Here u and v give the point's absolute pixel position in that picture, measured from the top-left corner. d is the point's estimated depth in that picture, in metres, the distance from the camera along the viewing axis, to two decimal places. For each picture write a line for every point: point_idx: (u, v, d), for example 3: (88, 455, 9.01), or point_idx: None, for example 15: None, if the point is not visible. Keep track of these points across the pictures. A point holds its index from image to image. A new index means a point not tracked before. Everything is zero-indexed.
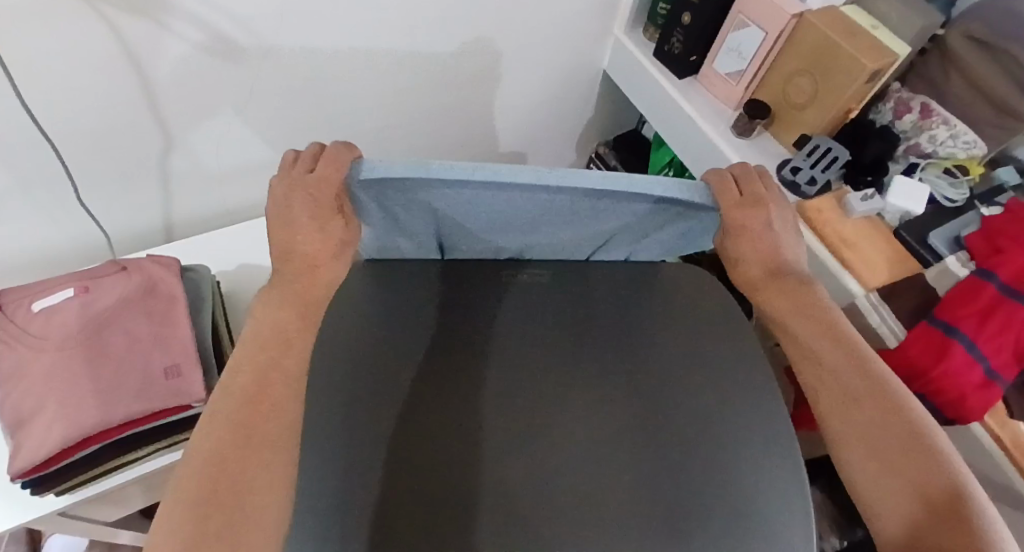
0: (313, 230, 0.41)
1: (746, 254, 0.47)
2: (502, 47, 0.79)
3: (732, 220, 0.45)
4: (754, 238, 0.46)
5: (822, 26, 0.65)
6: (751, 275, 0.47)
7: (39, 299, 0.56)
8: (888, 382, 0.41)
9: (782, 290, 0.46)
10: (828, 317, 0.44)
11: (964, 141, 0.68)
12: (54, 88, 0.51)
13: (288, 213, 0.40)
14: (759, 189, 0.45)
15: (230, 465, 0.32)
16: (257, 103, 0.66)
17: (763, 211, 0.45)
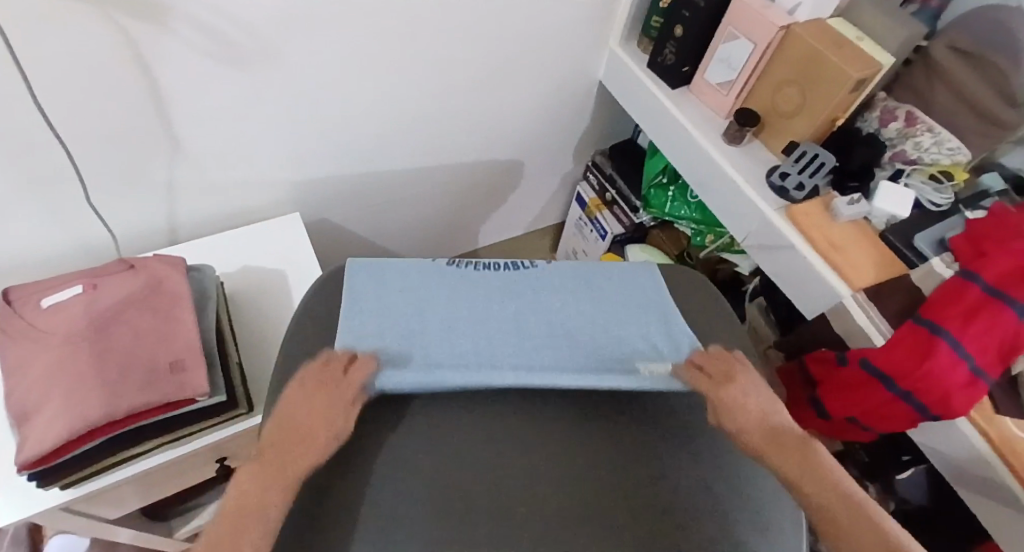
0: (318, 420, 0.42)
1: (744, 425, 0.44)
2: (501, 57, 0.81)
3: (714, 399, 0.45)
4: (741, 410, 0.45)
5: (808, 38, 0.67)
6: (753, 444, 0.44)
7: (47, 296, 0.57)
8: (899, 535, 0.36)
9: (781, 454, 0.43)
10: (831, 476, 0.41)
11: (948, 148, 0.69)
12: (66, 90, 0.53)
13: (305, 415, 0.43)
14: (726, 368, 0.47)
15: (238, 513, 0.36)
16: (262, 107, 0.68)
17: (735, 385, 0.46)
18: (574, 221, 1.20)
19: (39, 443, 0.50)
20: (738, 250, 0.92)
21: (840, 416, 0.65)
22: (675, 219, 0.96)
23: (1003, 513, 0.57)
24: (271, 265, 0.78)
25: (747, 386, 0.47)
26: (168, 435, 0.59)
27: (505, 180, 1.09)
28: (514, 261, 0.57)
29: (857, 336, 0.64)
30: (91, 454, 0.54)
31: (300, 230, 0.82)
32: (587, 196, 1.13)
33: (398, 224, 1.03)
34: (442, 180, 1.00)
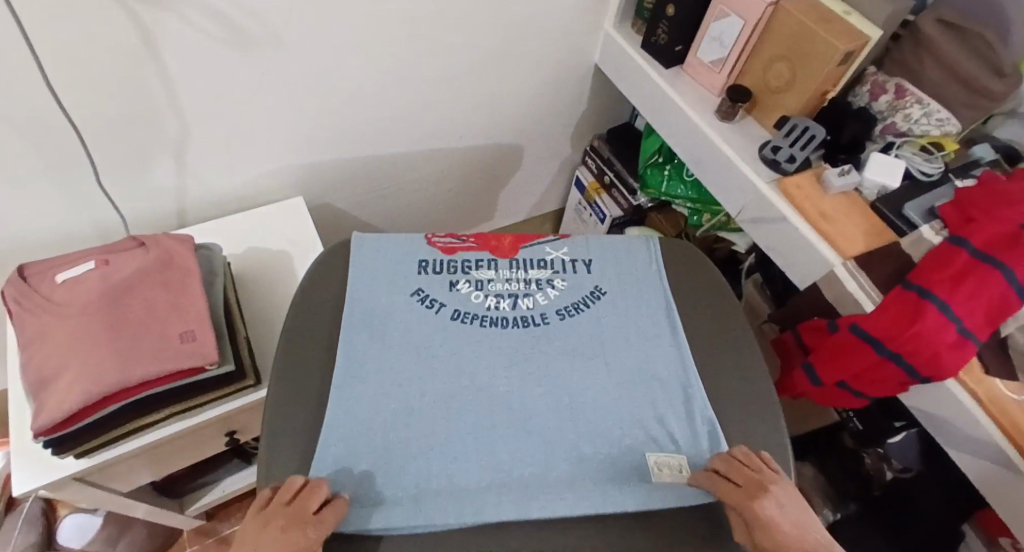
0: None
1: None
2: (498, 42, 0.83)
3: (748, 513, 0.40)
4: (780, 532, 0.39)
5: (797, 12, 0.68)
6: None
7: (61, 272, 0.60)
8: None
9: None
10: None
11: (937, 119, 0.71)
12: (79, 75, 0.55)
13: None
14: (755, 475, 0.42)
15: None
16: (267, 93, 0.70)
17: (767, 494, 0.41)
18: (573, 205, 1.22)
19: (57, 410, 0.52)
20: (735, 228, 0.94)
21: (830, 381, 0.66)
22: (671, 199, 0.98)
23: (994, 472, 0.58)
24: (276, 246, 0.81)
25: (787, 495, 0.42)
26: (179, 405, 0.61)
27: (504, 165, 1.11)
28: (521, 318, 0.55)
29: (848, 303, 0.65)
30: (106, 422, 0.57)
31: (303, 213, 0.85)
32: (586, 180, 1.14)
33: (399, 208, 1.06)
34: (442, 164, 1.02)
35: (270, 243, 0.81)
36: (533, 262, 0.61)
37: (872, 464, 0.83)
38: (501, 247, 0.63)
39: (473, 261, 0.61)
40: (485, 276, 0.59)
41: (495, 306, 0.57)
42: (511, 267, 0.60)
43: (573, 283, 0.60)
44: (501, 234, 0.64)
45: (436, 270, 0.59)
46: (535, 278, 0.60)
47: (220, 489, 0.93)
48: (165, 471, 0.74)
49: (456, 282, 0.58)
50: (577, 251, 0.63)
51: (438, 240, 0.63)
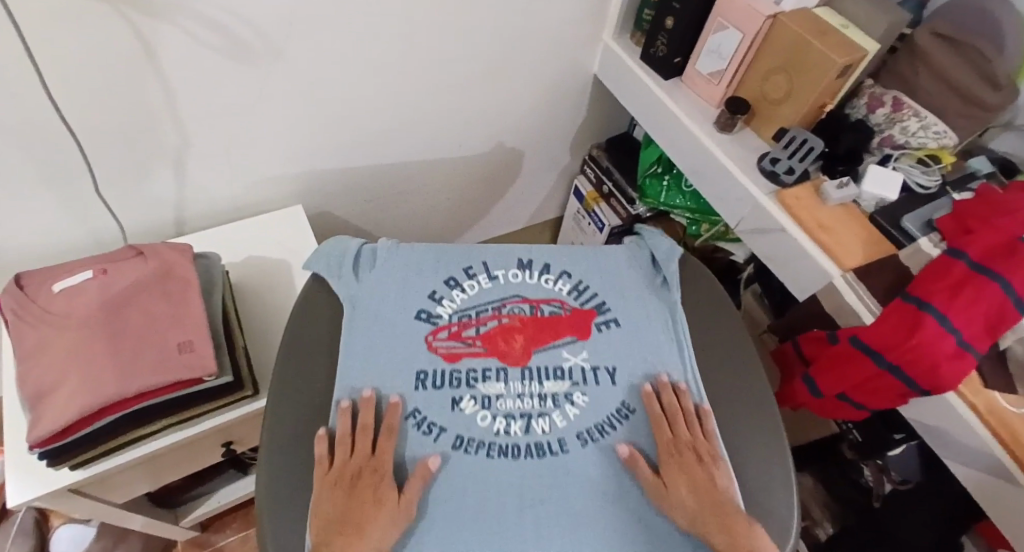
0: (362, 462, 0.47)
1: (671, 463, 0.49)
2: (499, 53, 0.83)
3: (662, 436, 0.51)
4: (677, 440, 0.50)
5: (795, 26, 0.69)
6: (665, 461, 0.49)
7: (60, 281, 0.59)
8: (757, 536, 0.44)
9: (684, 471, 0.48)
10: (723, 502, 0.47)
11: (934, 131, 0.72)
12: (78, 86, 0.55)
13: (360, 475, 0.46)
14: (674, 401, 0.52)
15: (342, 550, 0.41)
16: (268, 102, 0.70)
17: (681, 416, 0.52)
18: (572, 215, 1.22)
19: (53, 421, 0.52)
20: (733, 238, 0.94)
21: (830, 393, 0.66)
22: (670, 209, 0.98)
23: (993, 485, 0.58)
24: (274, 255, 0.81)
25: (687, 421, 0.52)
26: (177, 416, 0.61)
27: (503, 174, 1.11)
28: (539, 445, 0.50)
29: (848, 315, 0.65)
30: (102, 433, 0.56)
31: (301, 221, 0.84)
32: (585, 189, 1.14)
33: (398, 218, 1.06)
34: (442, 173, 1.02)
35: (268, 252, 0.80)
36: (549, 370, 0.55)
37: (873, 478, 0.81)
38: (512, 351, 0.55)
39: (480, 371, 0.54)
40: (494, 392, 0.53)
41: (505, 431, 0.51)
42: (522, 378, 0.54)
43: (595, 398, 0.53)
44: (511, 335, 0.57)
45: (437, 384, 0.53)
46: (551, 392, 0.53)
47: (216, 500, 0.91)
48: (160, 482, 0.73)
49: (460, 398, 0.52)
50: (598, 354, 0.56)
51: (438, 345, 0.55)
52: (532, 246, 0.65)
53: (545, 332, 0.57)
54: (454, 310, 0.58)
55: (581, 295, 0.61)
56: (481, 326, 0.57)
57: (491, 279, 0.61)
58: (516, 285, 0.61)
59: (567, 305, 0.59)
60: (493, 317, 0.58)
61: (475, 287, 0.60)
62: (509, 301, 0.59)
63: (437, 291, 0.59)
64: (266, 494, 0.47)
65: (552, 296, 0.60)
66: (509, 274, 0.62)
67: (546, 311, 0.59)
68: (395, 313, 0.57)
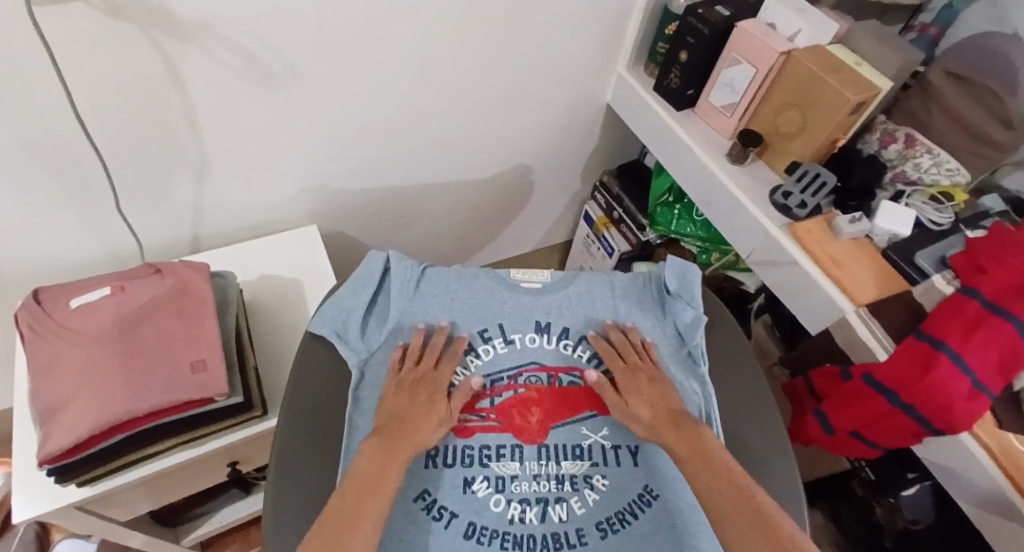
0: (429, 369, 0.54)
1: (627, 387, 0.55)
2: (514, 80, 0.85)
3: (614, 361, 0.56)
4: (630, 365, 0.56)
5: (808, 62, 0.70)
6: (620, 385, 0.55)
7: (77, 297, 0.60)
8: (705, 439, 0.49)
9: (637, 390, 0.54)
10: (675, 414, 0.52)
11: (948, 168, 0.72)
12: (104, 106, 0.57)
13: (415, 386, 0.53)
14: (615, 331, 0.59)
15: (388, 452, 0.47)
16: (288, 125, 0.72)
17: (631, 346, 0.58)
18: (582, 239, 1.22)
19: (63, 439, 0.52)
20: (744, 268, 0.94)
21: (843, 430, 0.65)
22: (681, 237, 0.98)
23: (1009, 530, 0.56)
24: (287, 274, 0.81)
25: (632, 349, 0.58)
26: (185, 435, 0.61)
27: (514, 197, 1.12)
28: (556, 535, 0.47)
29: (861, 350, 0.65)
30: (112, 451, 0.57)
31: (315, 242, 0.85)
32: (595, 214, 1.15)
33: (411, 238, 1.07)
34: (454, 195, 1.03)
35: (282, 271, 0.81)
36: (567, 449, 0.53)
37: (884, 515, 0.77)
38: (528, 427, 0.54)
39: (493, 448, 0.52)
40: (509, 473, 0.51)
41: (520, 518, 0.48)
42: (538, 458, 0.52)
43: (617, 481, 0.51)
44: (528, 408, 0.55)
45: (448, 462, 0.51)
46: (570, 474, 0.51)
47: (218, 519, 0.90)
48: (166, 499, 0.73)
49: (472, 480, 0.50)
50: (619, 433, 0.55)
51: (451, 419, 0.54)
52: (549, 307, 0.62)
53: (563, 406, 0.55)
54: (466, 380, 0.57)
55: (601, 363, 0.59)
56: (495, 397, 0.55)
57: (506, 344, 0.59)
58: (532, 351, 0.58)
59: (586, 375, 0.58)
60: (509, 387, 0.56)
61: (491, 352, 0.58)
62: (525, 369, 0.58)
63: (448, 357, 0.58)
64: (274, 513, 0.47)
65: (571, 364, 0.58)
66: (526, 338, 0.59)
67: (564, 382, 0.57)
68: None
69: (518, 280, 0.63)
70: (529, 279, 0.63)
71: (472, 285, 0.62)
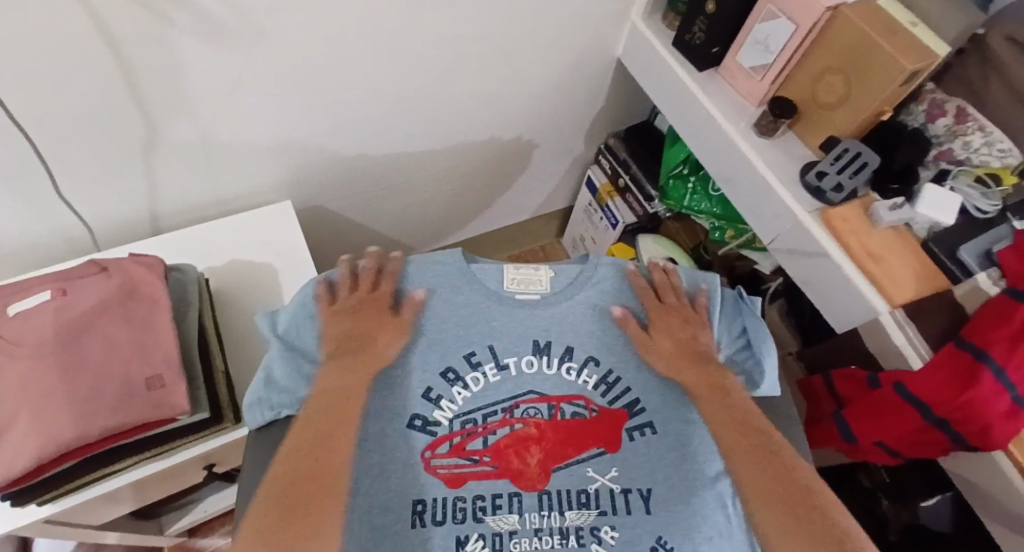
0: (371, 299, 0.54)
1: (664, 343, 0.55)
2: (514, 31, 0.73)
3: (659, 318, 0.56)
4: (672, 329, 0.56)
5: (857, 21, 0.60)
6: (666, 344, 0.55)
7: (15, 301, 0.52)
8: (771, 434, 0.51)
9: (687, 358, 0.55)
10: (733, 398, 0.53)
11: (999, 149, 0.63)
12: (25, 78, 0.47)
13: (354, 318, 0.53)
14: (671, 293, 0.58)
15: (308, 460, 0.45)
16: (251, 89, 0.61)
17: (679, 310, 0.57)
18: (583, 207, 1.14)
19: (3, 472, 0.46)
20: (760, 247, 0.86)
21: (866, 440, 0.61)
22: (694, 213, 0.90)
23: None
24: (261, 259, 0.73)
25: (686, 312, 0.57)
26: (150, 451, 0.55)
27: (511, 163, 1.02)
28: None
29: (892, 355, 0.60)
30: (67, 472, 0.51)
31: (293, 220, 0.76)
32: (599, 181, 1.06)
33: (398, 208, 0.98)
34: (446, 161, 0.93)
35: (254, 255, 0.73)
36: (572, 496, 0.49)
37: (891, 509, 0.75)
38: (527, 471, 0.50)
39: (488, 499, 0.48)
40: (507, 528, 0.47)
41: None
42: (539, 509, 0.48)
43: (627, 532, 0.47)
44: (526, 448, 0.51)
45: (438, 518, 0.47)
46: (575, 526, 0.48)
47: (202, 509, 0.86)
48: (148, 501, 0.69)
49: (465, 539, 0.46)
50: (630, 471, 0.51)
51: (438, 464, 0.49)
52: (550, 323, 0.56)
53: (567, 444, 0.51)
54: (456, 414, 0.52)
55: (609, 388, 0.55)
56: (489, 436, 0.51)
57: (500, 370, 0.54)
58: (530, 379, 0.54)
59: (593, 405, 0.53)
60: (504, 423, 0.52)
61: (480, 383, 0.53)
62: (522, 400, 0.53)
63: (433, 389, 0.52)
64: None
65: (576, 393, 0.54)
66: (522, 362, 0.54)
67: (567, 414, 0.53)
68: (388, 397, 0.51)
69: (513, 291, 0.56)
70: (526, 289, 0.57)
71: (460, 298, 0.55)
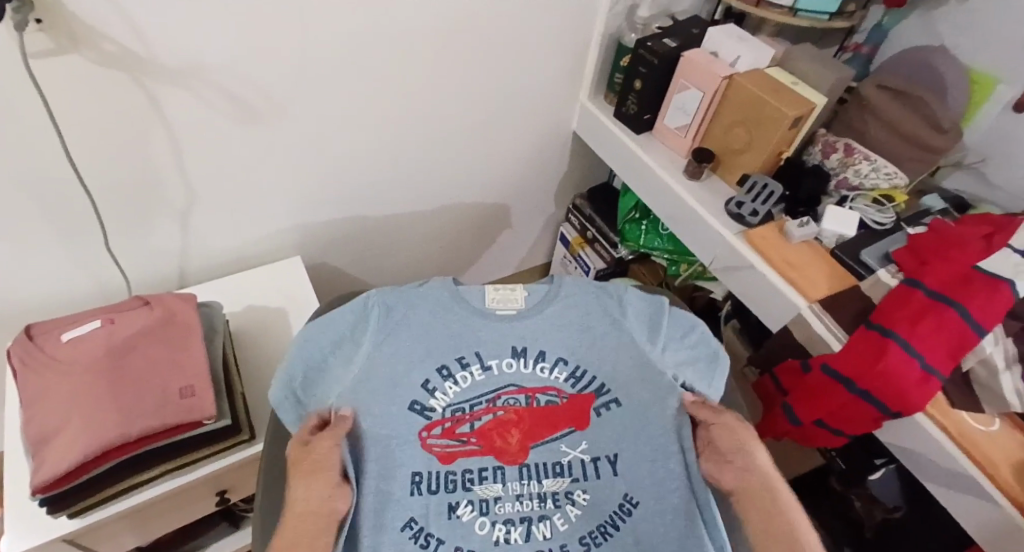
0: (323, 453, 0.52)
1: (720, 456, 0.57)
2: (483, 111, 0.90)
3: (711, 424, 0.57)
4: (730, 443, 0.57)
5: (749, 84, 0.77)
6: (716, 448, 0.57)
7: (69, 330, 0.62)
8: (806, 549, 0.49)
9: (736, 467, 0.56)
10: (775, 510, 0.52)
11: (885, 172, 0.78)
12: (97, 151, 0.61)
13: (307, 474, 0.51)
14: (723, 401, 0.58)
15: None
16: (270, 161, 0.76)
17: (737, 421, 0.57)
18: (559, 260, 1.27)
19: (52, 469, 0.53)
20: (710, 277, 0.99)
21: (809, 420, 0.69)
22: (650, 252, 1.03)
23: (967, 500, 0.61)
24: (272, 303, 0.84)
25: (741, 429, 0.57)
26: (175, 462, 0.62)
27: (492, 223, 1.17)
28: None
29: (817, 343, 0.69)
30: (100, 479, 0.57)
31: (301, 271, 0.89)
32: (570, 235, 1.20)
33: (393, 265, 1.11)
34: (435, 222, 1.07)
35: (267, 300, 0.84)
36: (548, 467, 0.58)
37: (863, 506, 0.83)
38: (509, 449, 0.58)
39: (475, 471, 0.56)
40: (491, 495, 0.55)
41: (505, 538, 0.53)
42: (520, 478, 0.57)
43: (596, 495, 0.56)
44: (507, 430, 0.59)
45: (432, 488, 0.55)
46: (551, 491, 0.56)
47: None
48: (159, 530, 0.73)
49: (457, 505, 0.54)
50: (596, 443, 0.59)
51: (432, 444, 0.57)
52: (525, 331, 0.64)
53: (542, 426, 0.59)
54: (447, 404, 0.59)
55: (578, 381, 0.61)
56: (476, 421, 0.59)
57: (484, 369, 0.62)
58: (510, 375, 0.61)
59: (563, 393, 0.61)
60: (487, 411, 0.59)
61: (468, 380, 0.61)
62: (503, 392, 0.61)
63: (429, 382, 0.60)
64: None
65: (547, 384, 0.61)
66: (503, 363, 0.62)
67: (542, 402, 0.60)
68: (389, 395, 0.58)
69: (494, 306, 0.64)
70: (505, 305, 0.64)
71: (448, 315, 0.62)
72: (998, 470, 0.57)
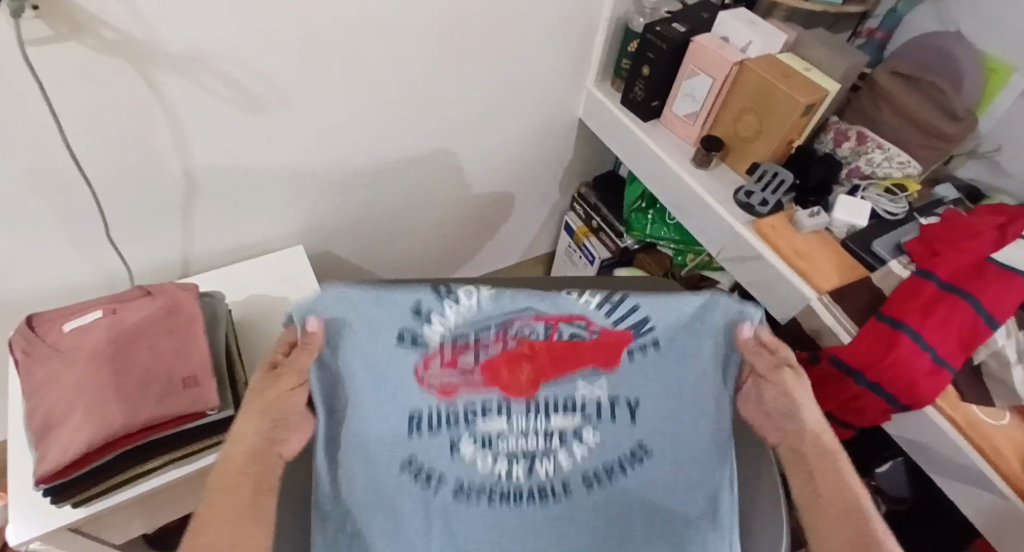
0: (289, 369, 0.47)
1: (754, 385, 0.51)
2: (487, 98, 0.89)
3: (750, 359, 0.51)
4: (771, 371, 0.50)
5: (760, 69, 0.75)
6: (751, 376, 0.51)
7: (71, 320, 0.62)
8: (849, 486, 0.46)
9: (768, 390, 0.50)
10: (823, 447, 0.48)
11: (898, 162, 0.77)
12: (97, 141, 0.60)
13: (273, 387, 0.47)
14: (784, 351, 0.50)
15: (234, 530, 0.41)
16: (273, 150, 0.75)
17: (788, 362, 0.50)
18: (564, 249, 1.26)
19: (57, 459, 0.53)
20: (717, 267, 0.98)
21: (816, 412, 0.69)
22: (656, 241, 1.02)
23: (974, 493, 0.60)
24: (275, 293, 0.84)
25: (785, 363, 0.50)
26: (178, 452, 0.62)
27: (496, 212, 1.16)
28: (537, 492, 0.51)
29: (826, 334, 0.68)
30: (104, 469, 0.57)
31: (304, 260, 0.88)
32: (575, 224, 1.19)
33: (396, 254, 1.10)
34: (438, 210, 1.06)
35: (270, 289, 0.84)
36: (559, 403, 0.51)
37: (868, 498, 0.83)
38: (518, 382, 0.51)
39: (478, 408, 0.51)
40: (495, 431, 0.51)
41: (507, 472, 0.51)
42: (525, 413, 0.51)
43: (607, 435, 0.52)
44: (518, 364, 0.50)
45: (433, 428, 0.50)
46: (558, 428, 0.51)
47: None
48: (165, 518, 0.73)
49: (459, 444, 0.50)
50: (619, 382, 0.52)
51: (430, 378, 0.49)
52: None
53: (560, 364, 0.51)
54: (447, 330, 0.49)
55: (614, 309, 0.50)
56: (482, 353, 0.50)
57: (492, 289, 0.50)
58: (527, 299, 0.50)
59: (593, 325, 0.50)
60: (498, 339, 0.50)
61: (472, 300, 0.49)
62: (516, 319, 0.50)
63: (422, 304, 0.48)
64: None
65: (575, 313, 0.50)
66: (515, 283, 0.50)
67: (565, 334, 0.50)
68: (373, 327, 0.47)
69: None
70: None
71: None
72: (1006, 460, 0.57)
